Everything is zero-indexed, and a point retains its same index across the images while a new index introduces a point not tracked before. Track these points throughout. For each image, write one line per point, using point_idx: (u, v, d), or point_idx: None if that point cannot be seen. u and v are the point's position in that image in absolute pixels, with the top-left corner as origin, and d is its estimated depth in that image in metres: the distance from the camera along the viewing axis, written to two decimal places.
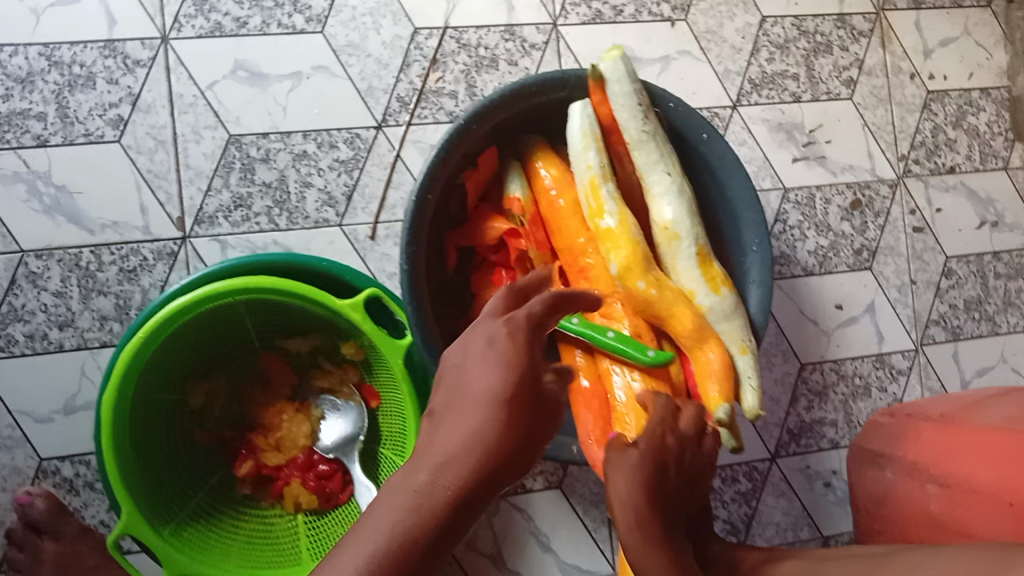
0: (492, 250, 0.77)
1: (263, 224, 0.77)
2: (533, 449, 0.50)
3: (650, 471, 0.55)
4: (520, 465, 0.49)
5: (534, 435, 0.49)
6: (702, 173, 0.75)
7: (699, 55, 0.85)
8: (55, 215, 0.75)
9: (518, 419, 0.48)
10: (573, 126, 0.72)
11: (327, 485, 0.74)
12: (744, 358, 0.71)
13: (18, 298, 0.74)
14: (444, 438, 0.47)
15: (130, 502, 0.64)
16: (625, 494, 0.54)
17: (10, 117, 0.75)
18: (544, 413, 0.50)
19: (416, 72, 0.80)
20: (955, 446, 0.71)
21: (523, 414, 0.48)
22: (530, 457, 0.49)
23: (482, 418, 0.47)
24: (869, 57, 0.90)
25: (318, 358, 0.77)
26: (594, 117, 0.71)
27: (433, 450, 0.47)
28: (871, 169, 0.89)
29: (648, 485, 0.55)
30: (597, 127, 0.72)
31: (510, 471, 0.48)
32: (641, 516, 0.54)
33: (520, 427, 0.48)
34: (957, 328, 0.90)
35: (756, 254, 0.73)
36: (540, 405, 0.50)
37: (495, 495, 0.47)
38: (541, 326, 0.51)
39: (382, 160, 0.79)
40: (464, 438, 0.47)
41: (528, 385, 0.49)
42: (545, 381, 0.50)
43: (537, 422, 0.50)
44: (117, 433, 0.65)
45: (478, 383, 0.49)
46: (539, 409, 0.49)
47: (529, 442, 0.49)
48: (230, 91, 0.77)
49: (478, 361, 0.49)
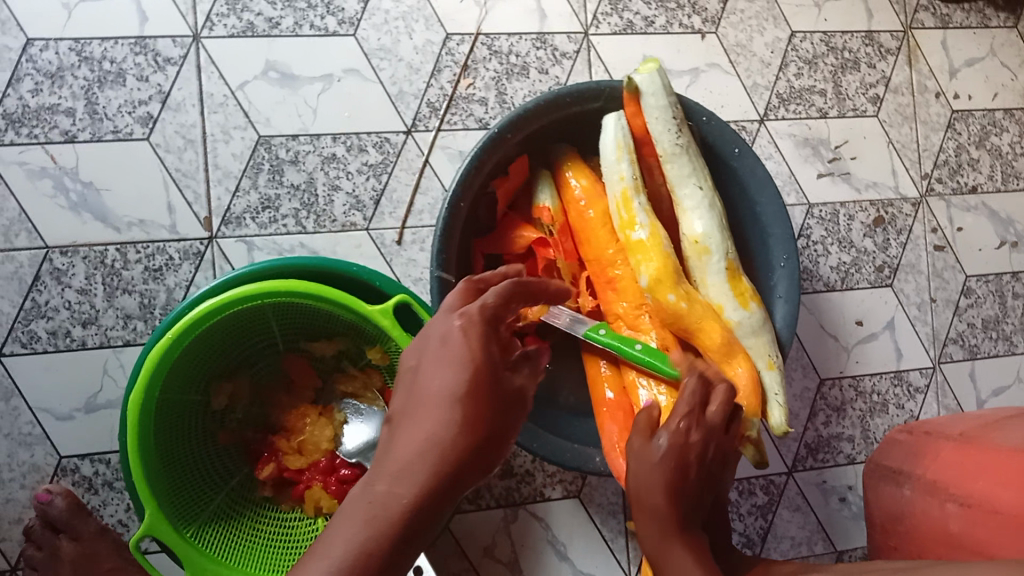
0: (521, 258, 0.77)
1: (290, 227, 0.76)
2: (493, 450, 0.51)
3: (671, 469, 0.56)
4: (480, 467, 0.50)
5: (493, 434, 0.50)
6: (732, 187, 0.75)
7: (728, 69, 0.86)
8: (81, 212, 0.74)
9: (475, 419, 0.49)
10: (606, 138, 0.72)
11: (348, 489, 0.75)
12: (770, 374, 0.71)
13: (42, 294, 0.74)
14: (402, 445, 0.48)
15: (154, 504, 0.64)
16: (646, 488, 0.56)
17: (38, 112, 0.74)
18: (502, 410, 0.51)
19: (447, 78, 0.80)
20: (976, 466, 0.71)
21: (480, 414, 0.50)
22: (489, 455, 0.50)
23: (438, 422, 0.49)
24: (895, 75, 0.90)
25: (342, 362, 0.78)
26: (628, 129, 0.71)
27: (390, 459, 0.48)
28: (894, 187, 0.89)
29: (669, 483, 0.56)
30: (630, 140, 0.72)
31: (468, 474, 0.49)
32: (664, 512, 0.55)
33: (477, 428, 0.49)
34: (974, 347, 0.91)
35: (784, 269, 0.73)
36: (496, 403, 0.51)
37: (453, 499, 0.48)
38: (495, 321, 0.53)
39: (411, 165, 0.79)
40: (420, 443, 0.48)
41: (483, 383, 0.50)
42: (501, 378, 0.52)
43: (496, 421, 0.51)
44: (143, 436, 0.64)
45: (434, 386, 0.50)
46: (495, 407, 0.51)
47: (488, 440, 0.50)
48: (261, 92, 0.77)
49: (432, 364, 0.51)
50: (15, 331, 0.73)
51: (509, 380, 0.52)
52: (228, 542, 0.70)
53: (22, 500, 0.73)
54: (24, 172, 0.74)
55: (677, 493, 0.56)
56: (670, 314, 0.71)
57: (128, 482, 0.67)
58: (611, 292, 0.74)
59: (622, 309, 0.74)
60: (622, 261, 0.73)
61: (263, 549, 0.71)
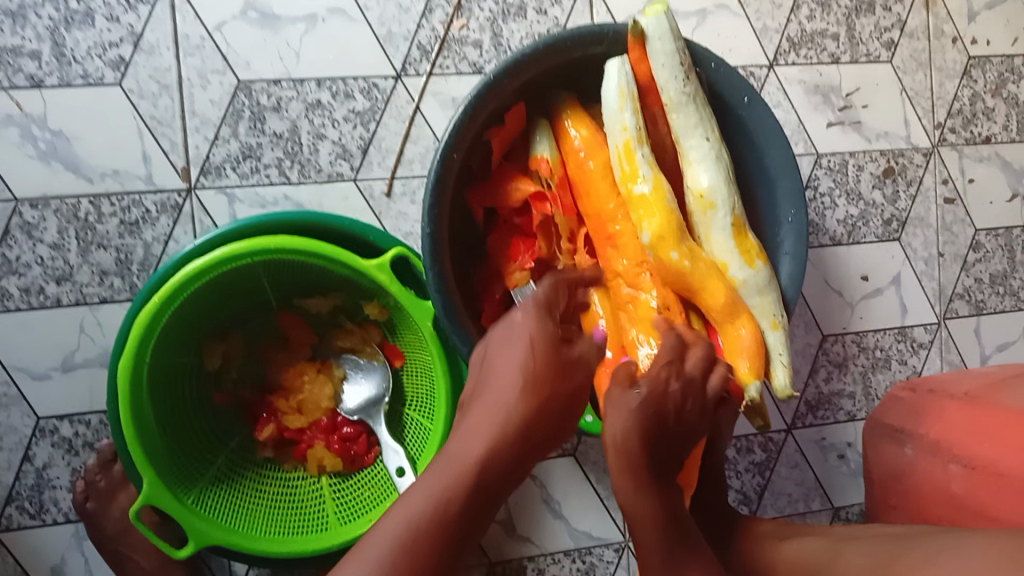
0: (517, 212, 0.73)
1: (273, 177, 0.73)
2: (563, 417, 0.51)
3: (650, 416, 0.52)
4: (551, 438, 0.50)
5: (561, 400, 0.50)
6: (738, 139, 0.71)
7: (737, 10, 0.81)
8: (50, 162, 0.70)
9: (539, 382, 0.49)
10: (609, 84, 0.68)
11: (351, 447, 0.72)
12: (775, 334, 0.69)
13: (12, 250, 0.70)
14: (473, 416, 0.49)
15: (151, 472, 0.62)
16: (621, 435, 0.51)
17: (0, 54, 0.69)
18: (570, 378, 0.50)
19: (439, 19, 0.75)
20: (983, 427, 0.70)
21: (549, 377, 0.49)
22: (561, 422, 0.51)
23: (506, 389, 0.49)
24: (912, 18, 0.85)
25: (339, 318, 0.74)
26: (632, 75, 0.67)
27: (461, 430, 0.49)
28: (906, 137, 0.86)
29: (648, 430, 0.52)
30: (634, 86, 0.68)
31: (536, 440, 0.49)
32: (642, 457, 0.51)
33: (543, 391, 0.49)
34: (980, 302, 0.88)
35: (792, 226, 0.69)
36: (564, 371, 0.50)
37: (524, 469, 0.49)
38: (552, 309, 0.53)
39: (400, 113, 0.75)
40: (490, 410, 0.48)
41: (547, 354, 0.50)
42: (567, 350, 0.51)
43: (564, 388, 0.50)
44: (137, 401, 0.62)
45: (502, 360, 0.50)
46: (563, 374, 0.50)
47: (560, 406, 0.50)
48: (240, 33, 0.72)
49: (498, 346, 0.52)
50: None
51: (572, 350, 0.51)
52: (232, 505, 0.68)
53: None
54: None
55: (657, 441, 0.52)
56: (669, 274, 0.68)
57: (122, 453, 0.65)
58: (611, 248, 0.71)
59: (621, 268, 0.71)
60: (623, 218, 0.70)
61: (267, 510, 0.69)
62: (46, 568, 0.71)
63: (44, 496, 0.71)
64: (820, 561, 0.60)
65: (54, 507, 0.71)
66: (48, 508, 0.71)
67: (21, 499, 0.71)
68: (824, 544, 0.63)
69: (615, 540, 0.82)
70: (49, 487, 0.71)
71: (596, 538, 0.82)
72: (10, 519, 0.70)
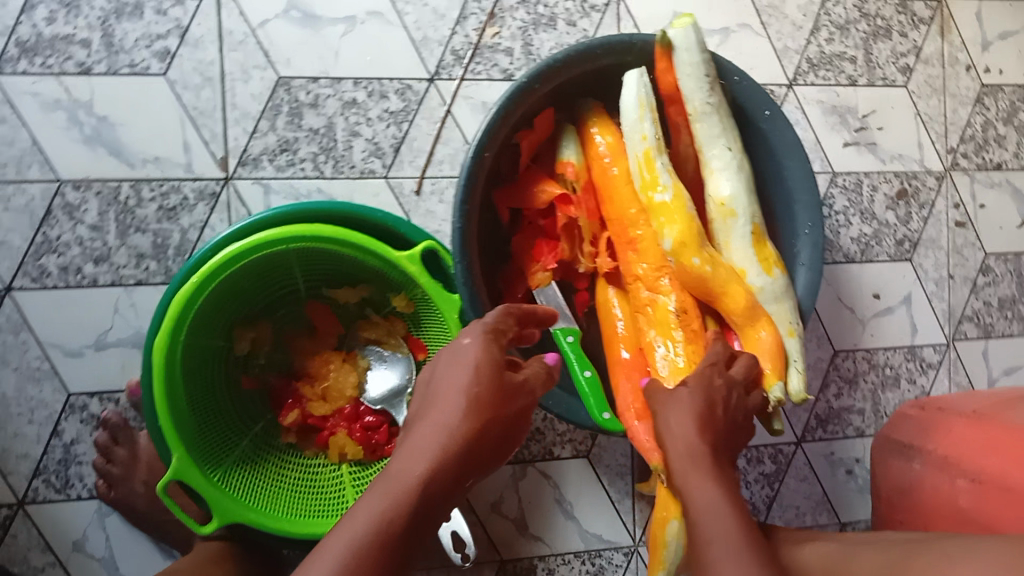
0: (541, 214, 0.75)
1: (308, 170, 0.75)
2: (502, 438, 0.52)
3: (700, 406, 0.56)
4: (487, 456, 0.51)
5: (502, 421, 0.51)
6: (759, 151, 0.73)
7: (760, 30, 0.84)
8: (95, 146, 0.73)
9: (482, 403, 0.49)
10: (628, 95, 0.69)
11: (373, 436, 0.73)
12: (791, 341, 0.70)
13: (53, 229, 0.72)
14: (414, 438, 0.49)
15: (181, 448, 0.64)
16: (677, 422, 0.55)
17: (53, 41, 0.72)
18: (511, 400, 0.51)
19: (473, 26, 0.78)
20: (990, 444, 0.71)
21: (492, 399, 0.50)
22: (495, 445, 0.51)
23: (450, 410, 0.49)
24: (927, 45, 0.88)
25: (366, 309, 0.77)
26: (650, 87, 0.69)
27: (401, 449, 0.49)
28: (920, 160, 0.88)
29: (699, 415, 0.55)
30: (652, 98, 0.70)
31: (475, 459, 0.49)
32: (699, 445, 0.53)
33: (486, 412, 0.49)
34: (988, 325, 0.90)
35: (808, 237, 0.71)
36: (506, 395, 0.51)
37: (459, 489, 0.49)
38: (500, 335, 0.53)
39: (432, 114, 0.77)
40: (431, 431, 0.48)
41: (491, 378, 0.50)
42: (508, 374, 0.51)
43: (505, 411, 0.51)
44: (171, 379, 0.64)
45: (445, 382, 0.50)
46: (505, 397, 0.51)
47: (497, 429, 0.51)
48: (282, 31, 0.75)
49: (443, 367, 0.51)
50: (25, 265, 0.72)
51: (514, 375, 0.52)
52: (256, 486, 0.69)
53: (29, 436, 0.72)
54: (38, 103, 0.72)
55: (709, 425, 0.55)
56: (689, 277, 0.70)
57: (153, 428, 0.67)
58: (631, 252, 0.72)
59: (641, 271, 0.72)
60: (644, 223, 0.71)
61: (290, 493, 0.71)
62: (66, 543, 0.72)
63: (70, 471, 0.73)
64: (835, 555, 0.58)
65: (79, 483, 0.73)
66: (73, 483, 0.73)
67: (48, 473, 0.72)
68: (835, 549, 0.59)
69: (625, 544, 0.83)
70: (75, 462, 0.73)
71: (606, 542, 0.83)
72: (36, 493, 0.72)
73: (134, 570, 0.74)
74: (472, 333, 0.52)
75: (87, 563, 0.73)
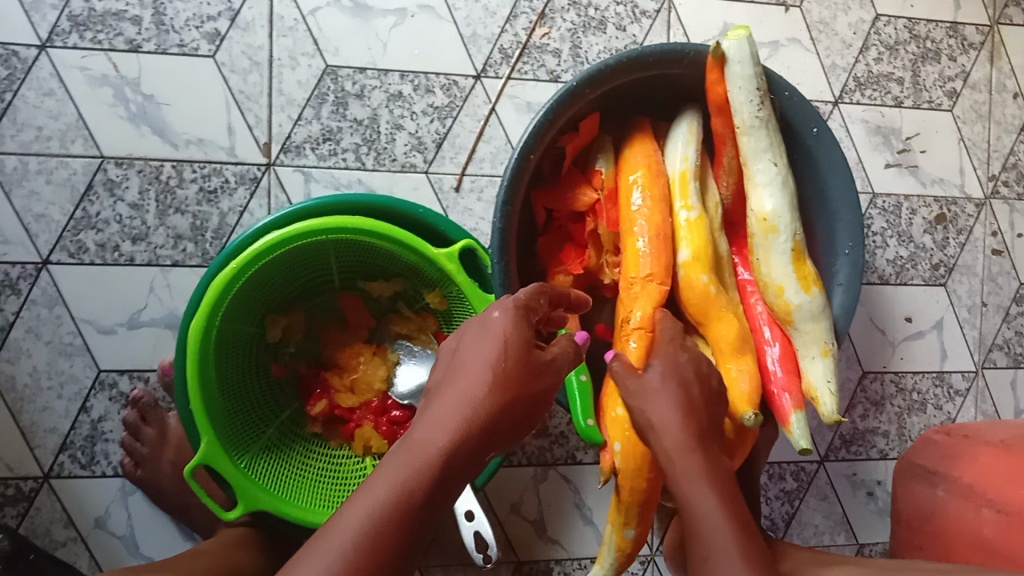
0: (572, 218, 0.72)
1: (350, 161, 0.75)
2: (525, 417, 0.50)
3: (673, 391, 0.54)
4: (510, 432, 0.50)
5: (526, 401, 0.50)
6: (801, 168, 0.69)
7: (809, 46, 0.84)
8: (139, 124, 0.73)
9: (508, 379, 0.48)
10: (676, 147, 0.68)
11: (399, 431, 0.73)
12: (823, 361, 0.66)
13: (93, 205, 0.72)
14: (437, 407, 0.48)
15: (210, 434, 0.64)
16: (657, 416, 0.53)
17: (104, 17, 0.72)
18: (536, 380, 0.50)
19: (522, 25, 0.78)
20: (1018, 473, 0.69)
21: (517, 378, 0.49)
22: (519, 430, 0.51)
23: (475, 385, 0.48)
24: (975, 71, 0.88)
25: (398, 304, 0.76)
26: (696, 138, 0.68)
27: (424, 418, 0.48)
28: (960, 185, 0.88)
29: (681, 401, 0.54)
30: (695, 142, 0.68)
31: (499, 433, 0.49)
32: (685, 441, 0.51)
33: (510, 389, 0.48)
34: (1019, 355, 0.89)
35: (848, 257, 0.67)
36: (533, 373, 0.50)
37: (477, 463, 0.48)
38: (531, 311, 0.52)
39: (476, 112, 0.77)
40: (455, 403, 0.47)
41: (519, 355, 0.49)
42: (538, 352, 0.51)
43: (530, 389, 0.50)
44: (202, 363, 0.63)
45: (473, 355, 0.49)
46: (531, 376, 0.50)
47: (522, 417, 0.50)
48: (333, 19, 0.75)
49: (470, 340, 0.51)
50: (64, 240, 0.72)
51: (543, 354, 0.51)
52: (279, 473, 0.69)
53: (58, 410, 0.72)
54: (85, 78, 0.72)
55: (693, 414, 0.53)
56: (686, 297, 0.66)
57: (185, 411, 0.66)
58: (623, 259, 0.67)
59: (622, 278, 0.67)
60: (649, 235, 0.65)
61: (313, 483, 0.71)
62: (88, 520, 0.73)
63: (95, 448, 0.73)
64: None
65: (104, 460, 0.73)
66: (97, 459, 0.73)
67: (73, 448, 0.72)
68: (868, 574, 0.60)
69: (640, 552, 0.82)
70: (101, 440, 0.73)
71: None
72: (61, 467, 0.72)
73: (153, 550, 0.74)
74: (503, 308, 0.51)
75: (108, 540, 0.73)
